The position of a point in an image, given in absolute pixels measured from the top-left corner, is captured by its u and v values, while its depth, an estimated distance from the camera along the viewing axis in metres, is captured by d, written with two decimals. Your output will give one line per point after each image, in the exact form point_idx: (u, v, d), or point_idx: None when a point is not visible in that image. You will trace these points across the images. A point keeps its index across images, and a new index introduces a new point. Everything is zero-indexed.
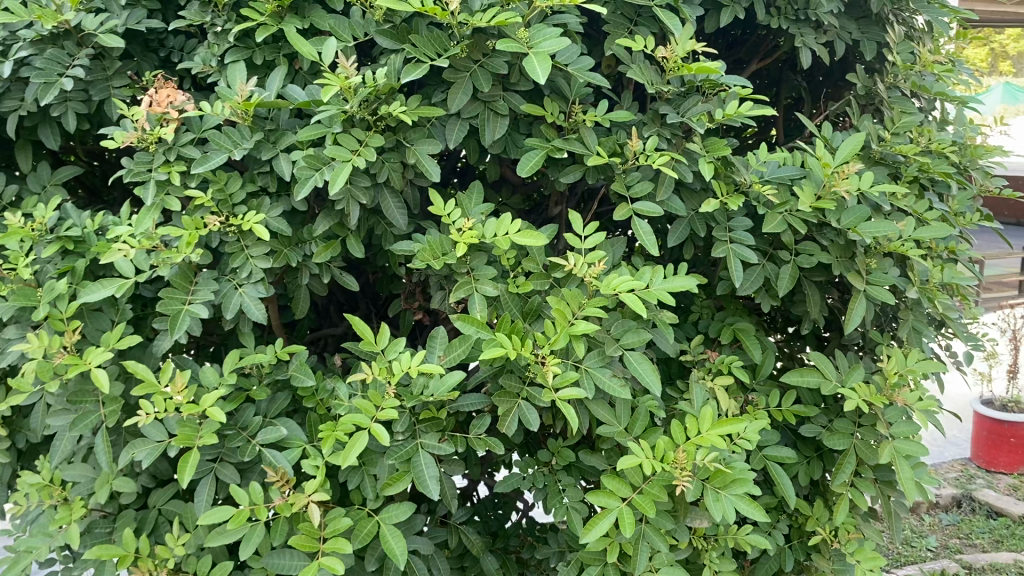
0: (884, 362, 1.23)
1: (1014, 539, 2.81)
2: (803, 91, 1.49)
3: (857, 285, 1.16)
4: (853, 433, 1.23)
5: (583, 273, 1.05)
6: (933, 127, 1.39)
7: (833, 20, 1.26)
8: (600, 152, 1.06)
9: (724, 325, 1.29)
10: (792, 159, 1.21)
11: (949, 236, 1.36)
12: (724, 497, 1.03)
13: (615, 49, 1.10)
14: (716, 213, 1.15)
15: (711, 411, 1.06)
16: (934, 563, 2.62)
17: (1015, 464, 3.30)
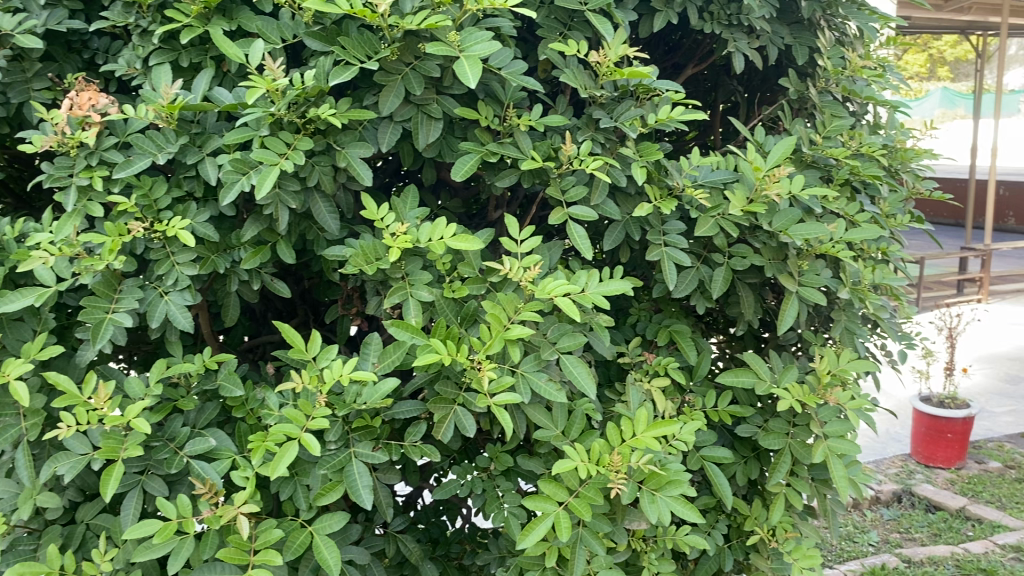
0: (817, 362, 1.25)
1: (951, 532, 2.89)
2: (739, 97, 1.50)
3: (789, 287, 1.18)
4: (787, 433, 1.25)
5: (519, 277, 1.04)
6: (863, 130, 1.41)
7: (765, 26, 1.28)
8: (535, 155, 1.05)
9: (660, 328, 1.30)
10: (725, 163, 1.23)
11: (881, 237, 1.39)
12: (659, 499, 1.04)
13: (549, 53, 1.10)
14: (649, 217, 1.16)
15: (646, 413, 1.07)
16: (875, 558, 2.67)
17: (952, 459, 3.39)
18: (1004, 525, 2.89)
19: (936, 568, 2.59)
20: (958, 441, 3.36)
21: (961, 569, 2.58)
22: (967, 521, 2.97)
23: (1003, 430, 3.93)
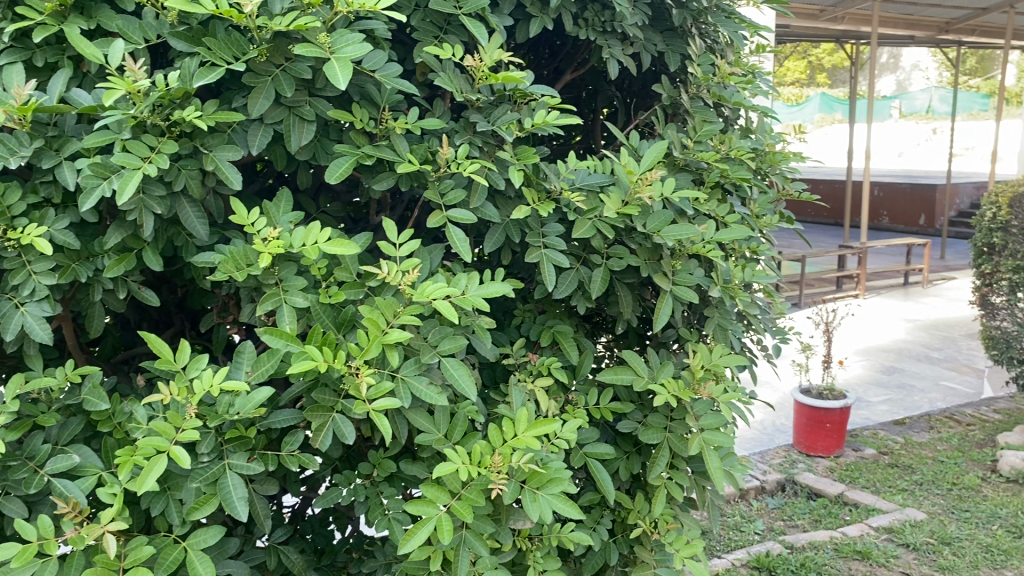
0: (692, 359, 1.30)
1: (830, 517, 3.03)
2: (617, 101, 1.54)
3: (664, 286, 1.22)
4: (665, 427, 1.29)
5: (397, 281, 1.02)
6: (733, 133, 1.47)
7: (637, 33, 1.32)
8: (410, 159, 1.04)
9: (544, 328, 1.31)
10: (601, 167, 1.26)
11: (750, 237, 1.47)
12: (541, 497, 1.04)
13: (424, 56, 1.10)
14: (528, 219, 1.17)
15: (527, 413, 1.09)
16: (760, 545, 2.78)
17: (832, 447, 3.56)
18: (878, 508, 3.06)
19: (817, 552, 2.71)
20: (836, 430, 3.54)
21: (840, 551, 2.71)
22: (845, 506, 3.12)
23: (877, 418, 4.16)
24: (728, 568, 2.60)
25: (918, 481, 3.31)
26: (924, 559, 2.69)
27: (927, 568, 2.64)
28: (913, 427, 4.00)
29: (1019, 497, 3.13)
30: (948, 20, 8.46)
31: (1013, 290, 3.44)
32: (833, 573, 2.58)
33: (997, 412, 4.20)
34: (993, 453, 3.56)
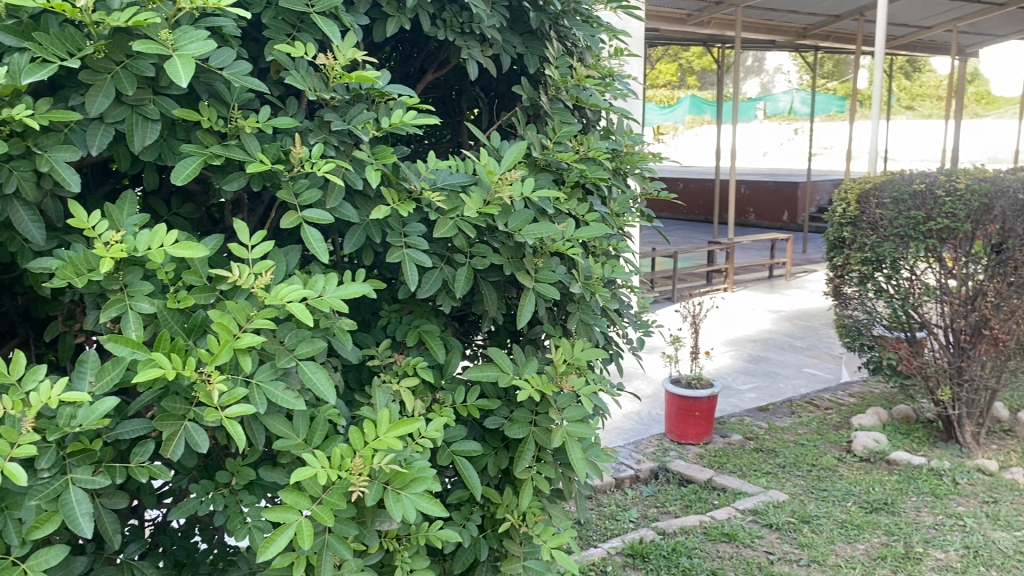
0: (555, 354, 1.33)
1: (699, 502, 3.15)
2: (480, 101, 1.56)
3: (526, 284, 1.25)
4: (531, 421, 1.31)
5: (250, 284, 1.01)
6: (592, 134, 1.51)
7: (495, 35, 1.34)
8: (262, 159, 1.02)
9: (409, 328, 1.30)
10: (462, 166, 1.26)
11: (610, 235, 1.53)
12: (405, 497, 1.04)
13: (276, 54, 1.08)
14: (388, 219, 1.17)
15: (388, 414, 1.08)
16: (634, 533, 2.87)
17: (700, 434, 3.71)
18: (744, 492, 3.20)
19: (687, 536, 2.82)
20: (704, 418, 3.69)
21: (708, 535, 2.82)
22: (714, 491, 3.25)
23: (743, 405, 4.35)
24: (603, 557, 2.67)
25: (780, 464, 3.48)
26: (786, 537, 2.83)
27: (788, 545, 2.78)
28: (776, 413, 4.22)
29: (871, 474, 3.35)
30: (805, 26, 8.92)
31: (862, 281, 3.67)
32: (702, 556, 2.69)
33: (852, 396, 4.47)
34: (847, 435, 3.79)
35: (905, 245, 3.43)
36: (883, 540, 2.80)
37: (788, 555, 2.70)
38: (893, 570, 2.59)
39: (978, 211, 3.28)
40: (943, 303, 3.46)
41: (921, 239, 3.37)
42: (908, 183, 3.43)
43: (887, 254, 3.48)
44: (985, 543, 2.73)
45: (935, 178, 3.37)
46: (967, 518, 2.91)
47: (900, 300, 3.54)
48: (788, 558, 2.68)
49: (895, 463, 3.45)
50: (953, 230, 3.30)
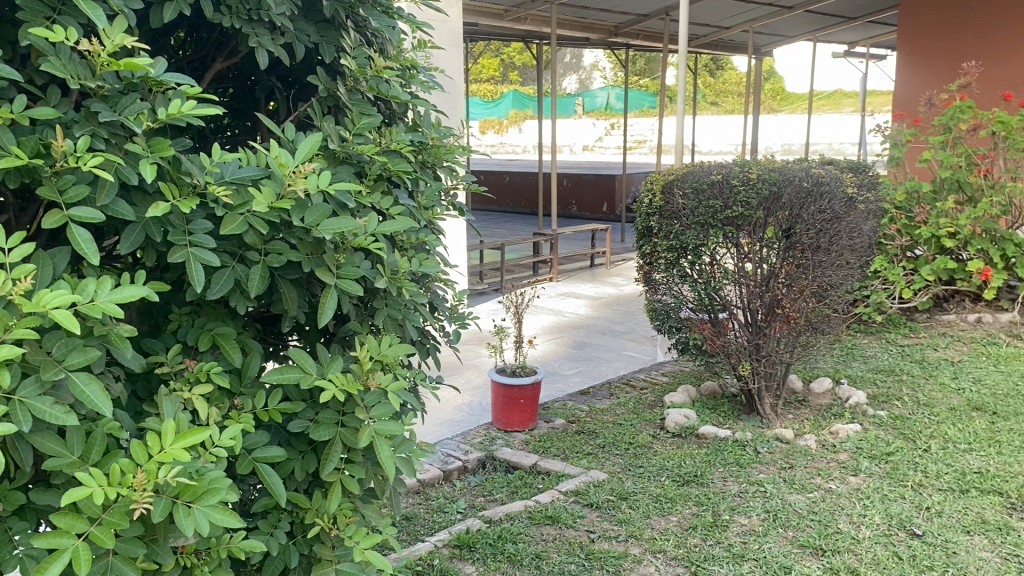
0: (360, 351, 1.30)
1: (525, 488, 3.21)
2: (276, 91, 1.52)
3: (327, 280, 1.21)
4: (338, 422, 1.27)
5: (7, 291, 0.91)
6: (394, 126, 1.49)
7: (286, 23, 1.29)
8: (17, 153, 0.93)
9: (202, 331, 1.23)
10: (252, 159, 1.21)
11: (417, 228, 1.52)
12: (196, 511, 0.98)
13: (31, 38, 0.98)
14: (170, 216, 1.10)
15: (174, 423, 1.02)
16: (462, 523, 2.88)
17: (526, 421, 3.79)
18: (566, 474, 3.29)
19: (512, 522, 2.86)
20: (529, 405, 3.78)
21: (533, 519, 2.89)
22: (539, 475, 3.33)
23: (567, 390, 4.49)
24: (431, 550, 2.66)
25: (600, 444, 3.61)
26: (606, 515, 2.94)
27: (608, 523, 2.89)
28: (597, 395, 4.37)
29: (683, 448, 3.54)
30: (617, 24, 9.28)
31: (669, 268, 3.87)
32: (527, 540, 2.74)
33: (665, 375, 4.71)
34: (660, 412, 3.99)
35: (705, 233, 3.67)
36: (693, 510, 2.96)
37: (608, 533, 2.80)
38: (702, 538, 2.75)
39: (768, 199, 3.58)
40: (740, 285, 3.69)
41: (720, 226, 3.63)
42: (707, 174, 3.69)
43: (691, 241, 3.68)
44: (783, 506, 2.95)
45: (730, 170, 3.66)
46: (767, 484, 3.14)
47: (703, 284, 3.77)
48: (608, 535, 2.78)
49: (704, 437, 3.66)
50: (748, 217, 3.57)
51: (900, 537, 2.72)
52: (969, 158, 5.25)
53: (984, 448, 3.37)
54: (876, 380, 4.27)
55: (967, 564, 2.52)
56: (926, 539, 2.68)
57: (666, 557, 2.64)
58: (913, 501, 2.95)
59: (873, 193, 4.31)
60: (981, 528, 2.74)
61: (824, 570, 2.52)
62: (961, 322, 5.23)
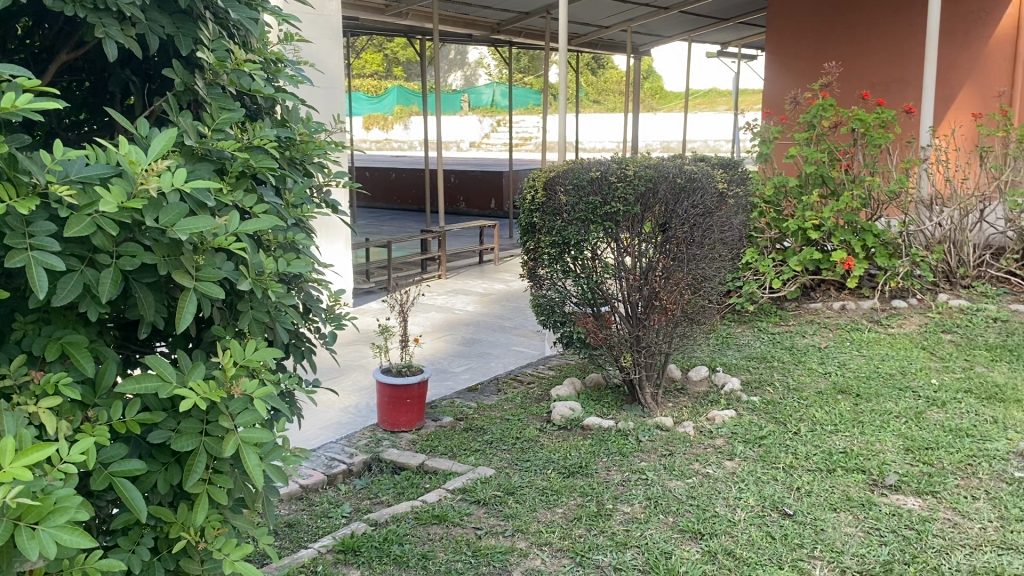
0: (223, 356, 1.26)
1: (411, 488, 3.18)
2: (131, 86, 1.45)
3: (186, 283, 1.16)
4: (202, 431, 1.22)
5: None
6: (258, 122, 1.44)
7: (137, 13, 1.23)
8: None
9: (49, 340, 1.16)
10: (101, 157, 1.14)
11: (285, 227, 1.48)
12: (41, 532, 0.92)
13: None
14: (8, 218, 1.02)
15: (15, 441, 0.95)
16: (346, 528, 2.83)
17: (413, 421, 3.76)
18: (454, 472, 3.28)
19: (399, 524, 2.83)
20: (415, 404, 3.74)
21: (419, 519, 2.86)
22: (426, 474, 3.30)
23: (455, 387, 4.47)
24: (314, 557, 2.60)
25: (487, 441, 3.62)
26: (492, 511, 2.95)
27: (495, 518, 2.89)
28: (485, 392, 4.38)
29: (568, 441, 3.58)
30: (499, 21, 9.31)
31: (553, 262, 3.89)
32: (414, 541, 2.72)
33: (552, 369, 4.76)
34: (546, 406, 4.03)
35: (586, 228, 3.71)
36: (578, 501, 3.01)
37: (495, 528, 2.80)
38: (587, 529, 2.79)
39: (644, 194, 3.66)
40: (621, 279, 3.77)
41: (601, 222, 3.68)
42: (586, 171, 3.73)
43: (572, 237, 3.73)
44: (663, 493, 3.03)
45: (608, 166, 3.70)
46: (648, 471, 3.22)
47: (586, 278, 3.82)
48: (495, 531, 2.79)
49: (589, 428, 3.72)
50: (626, 212, 3.65)
51: (773, 517, 2.84)
52: (832, 153, 5.54)
53: (848, 429, 3.56)
54: (750, 367, 4.45)
55: (833, 541, 2.66)
56: (796, 518, 2.81)
57: (552, 549, 2.66)
58: (785, 482, 3.09)
59: (743, 188, 4.50)
60: (847, 505, 2.89)
61: (702, 553, 2.60)
62: (827, 309, 5.51)
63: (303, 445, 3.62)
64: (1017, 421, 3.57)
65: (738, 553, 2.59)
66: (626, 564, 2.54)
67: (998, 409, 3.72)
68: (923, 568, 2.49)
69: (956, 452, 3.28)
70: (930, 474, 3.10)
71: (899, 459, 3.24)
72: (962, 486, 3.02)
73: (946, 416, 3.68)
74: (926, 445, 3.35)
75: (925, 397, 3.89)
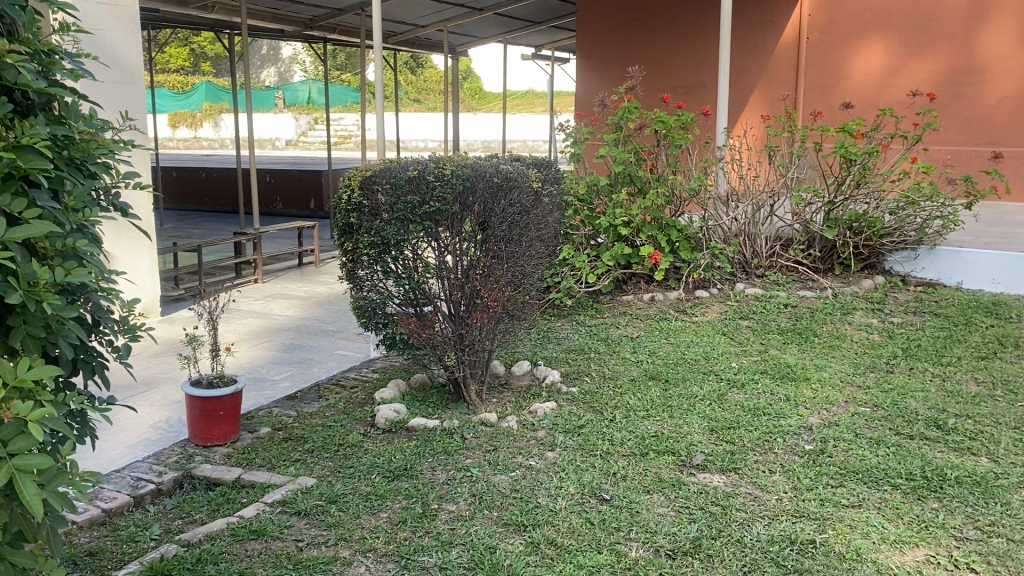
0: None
1: (227, 504, 3.03)
2: None
3: None
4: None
5: None
6: (28, 117, 1.32)
7: None
8: None
9: None
10: None
11: (64, 235, 1.37)
12: None
13: None
14: None
15: None
16: (156, 551, 2.65)
17: (227, 434, 3.59)
18: (272, 484, 3.16)
19: (213, 543, 2.69)
20: (229, 416, 3.58)
21: (236, 536, 2.73)
22: (243, 489, 3.16)
23: (275, 396, 4.31)
24: None
25: (308, 450, 3.51)
26: (314, 521, 2.86)
27: (316, 529, 2.81)
28: (305, 399, 4.26)
29: (392, 444, 3.55)
30: (312, 17, 9.07)
31: (372, 263, 3.78)
32: (230, 559, 2.59)
33: (375, 372, 4.70)
34: (369, 410, 3.96)
35: (405, 228, 3.66)
36: (403, 504, 2.98)
37: (317, 539, 2.72)
38: (411, 531, 2.77)
39: (462, 193, 3.68)
40: (442, 279, 3.76)
41: (420, 221, 3.64)
42: (404, 169, 3.67)
43: (391, 237, 3.66)
44: (488, 489, 3.06)
45: (425, 165, 3.66)
46: (473, 468, 3.24)
47: (407, 279, 3.75)
48: (317, 541, 2.71)
49: (413, 429, 3.70)
50: (444, 211, 3.64)
51: (592, 503, 2.94)
52: (638, 154, 5.80)
53: (659, 413, 3.74)
54: (568, 359, 4.58)
55: (648, 521, 2.78)
56: (613, 502, 2.92)
57: (377, 554, 2.62)
58: (602, 468, 3.20)
59: (557, 188, 4.60)
60: (659, 487, 3.04)
61: (525, 545, 2.65)
62: (638, 301, 5.77)
63: (105, 467, 3.36)
64: (806, 398, 3.89)
65: (560, 542, 2.65)
66: (452, 563, 2.55)
67: (790, 388, 4.04)
68: (727, 541, 2.66)
69: (755, 430, 3.53)
70: (733, 452, 3.32)
71: (705, 439, 3.44)
72: (761, 461, 3.26)
73: (745, 397, 3.94)
74: (729, 425, 3.58)
75: (727, 379, 4.16)
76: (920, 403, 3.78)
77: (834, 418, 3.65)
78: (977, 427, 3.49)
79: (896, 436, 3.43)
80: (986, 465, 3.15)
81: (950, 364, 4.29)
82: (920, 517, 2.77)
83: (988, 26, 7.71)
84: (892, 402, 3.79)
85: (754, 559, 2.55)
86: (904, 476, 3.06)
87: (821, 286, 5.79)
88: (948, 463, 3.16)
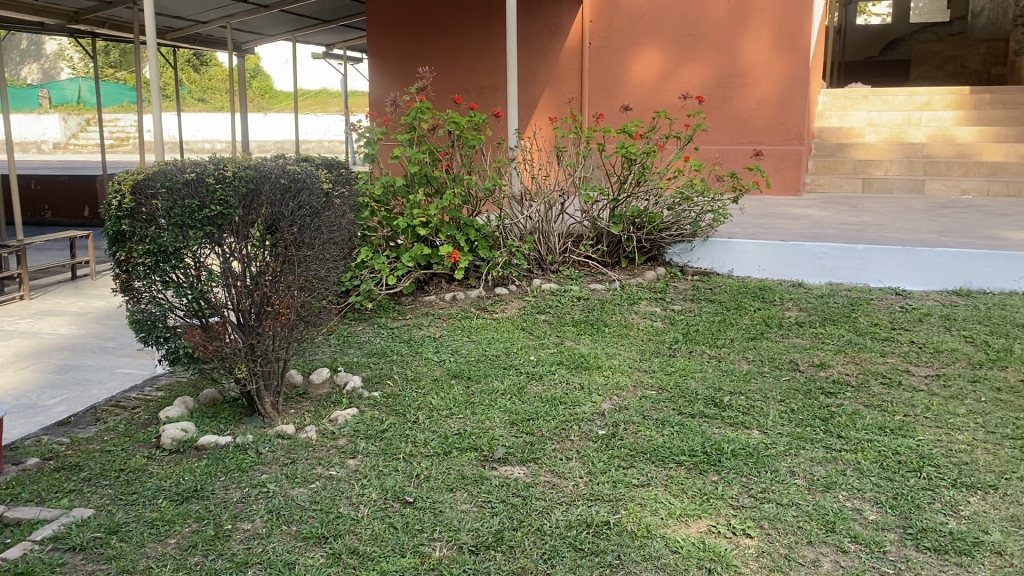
0: None
1: None
2: None
3: None
4: None
5: None
6: None
7: None
8: None
9: None
10: None
11: None
12: None
13: None
14: None
15: None
16: None
17: None
18: (42, 520, 2.88)
19: None
20: None
21: None
22: (7, 529, 2.86)
23: (45, 423, 3.94)
24: None
25: (84, 479, 3.23)
26: (92, 555, 2.64)
27: (94, 563, 2.59)
28: (80, 423, 3.92)
29: (180, 465, 3.33)
30: (76, 10, 8.38)
31: (149, 273, 3.51)
32: None
33: (160, 389, 4.40)
34: (155, 431, 3.70)
35: (184, 234, 3.42)
36: (193, 528, 2.81)
37: None
38: (203, 555, 2.62)
39: (247, 196, 3.51)
40: (228, 287, 3.56)
41: (200, 226, 3.42)
42: (179, 171, 3.44)
43: (169, 244, 3.41)
44: (285, 503, 2.95)
45: (204, 167, 3.45)
46: (270, 483, 3.11)
47: (189, 288, 3.51)
48: None
49: (203, 448, 3.49)
50: (227, 215, 3.44)
51: (395, 507, 2.91)
52: (433, 154, 5.86)
53: (461, 411, 3.77)
54: (369, 363, 4.52)
55: (450, 520, 2.79)
56: (416, 504, 2.91)
57: None
58: (405, 471, 3.18)
59: (349, 189, 4.50)
60: (462, 484, 3.06)
61: (326, 557, 2.58)
62: (439, 300, 5.79)
63: None
64: (598, 385, 4.07)
65: (362, 550, 2.61)
66: None
67: (583, 376, 4.22)
68: (528, 531, 2.72)
69: (552, 419, 3.64)
70: (532, 443, 3.41)
71: (505, 433, 3.51)
72: (558, 449, 3.37)
73: (543, 388, 4.07)
74: (528, 417, 3.67)
75: (525, 373, 4.27)
76: (699, 383, 4.06)
77: (624, 402, 3.84)
78: (749, 402, 3.79)
79: (679, 416, 3.66)
80: (757, 436, 3.43)
81: (724, 346, 4.65)
82: (702, 491, 2.97)
83: (746, 33, 8.41)
84: (675, 384, 4.04)
85: (554, 545, 2.63)
86: (687, 453, 3.27)
87: (610, 279, 6.06)
88: (725, 438, 3.41)
